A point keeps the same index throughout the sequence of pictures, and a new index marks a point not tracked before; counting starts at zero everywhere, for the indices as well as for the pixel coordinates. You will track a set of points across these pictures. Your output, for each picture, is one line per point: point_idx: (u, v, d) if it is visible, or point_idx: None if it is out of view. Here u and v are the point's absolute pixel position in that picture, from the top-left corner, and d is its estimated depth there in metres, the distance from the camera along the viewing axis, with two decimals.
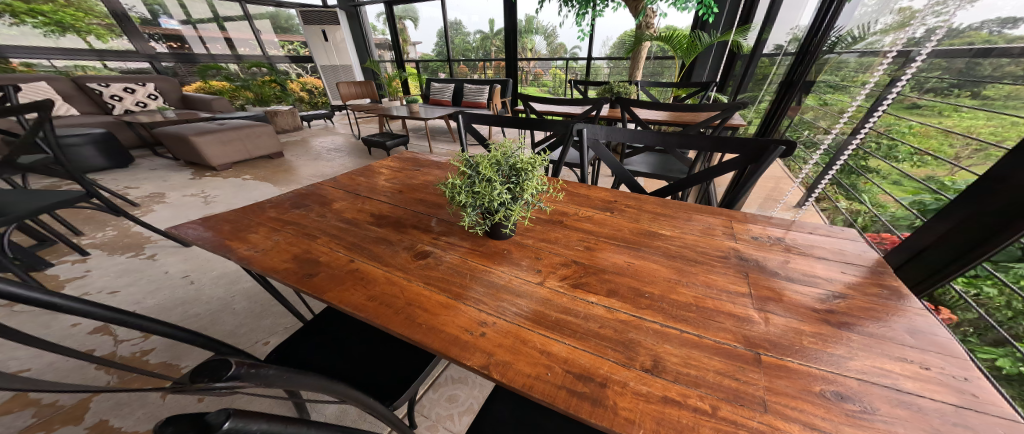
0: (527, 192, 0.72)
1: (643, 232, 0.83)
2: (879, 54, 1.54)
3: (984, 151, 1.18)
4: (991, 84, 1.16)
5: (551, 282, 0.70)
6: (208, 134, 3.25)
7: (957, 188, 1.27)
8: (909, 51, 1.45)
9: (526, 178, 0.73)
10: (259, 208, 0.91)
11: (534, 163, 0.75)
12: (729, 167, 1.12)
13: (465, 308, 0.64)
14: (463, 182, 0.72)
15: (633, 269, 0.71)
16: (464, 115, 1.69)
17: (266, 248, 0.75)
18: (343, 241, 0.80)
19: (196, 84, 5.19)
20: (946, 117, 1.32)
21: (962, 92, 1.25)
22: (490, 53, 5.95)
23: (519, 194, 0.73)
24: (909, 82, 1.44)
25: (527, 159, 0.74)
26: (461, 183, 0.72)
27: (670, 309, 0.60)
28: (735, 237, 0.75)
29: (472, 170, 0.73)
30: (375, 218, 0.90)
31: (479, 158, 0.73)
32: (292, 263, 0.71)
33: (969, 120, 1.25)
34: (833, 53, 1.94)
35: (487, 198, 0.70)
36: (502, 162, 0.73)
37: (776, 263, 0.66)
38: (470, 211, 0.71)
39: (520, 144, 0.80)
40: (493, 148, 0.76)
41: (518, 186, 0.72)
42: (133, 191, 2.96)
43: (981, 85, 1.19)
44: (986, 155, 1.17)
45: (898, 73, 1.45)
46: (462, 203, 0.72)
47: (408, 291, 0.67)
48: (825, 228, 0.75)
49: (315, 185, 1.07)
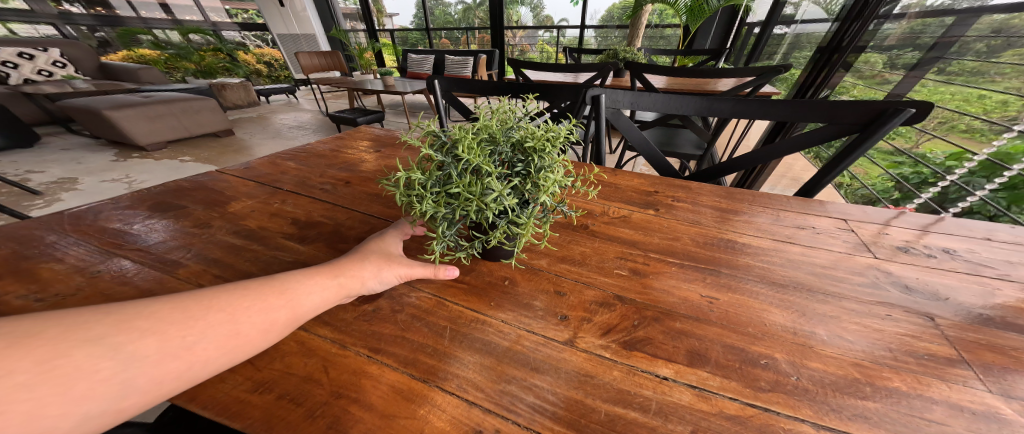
0: (548, 191, 0.40)
1: (716, 241, 0.54)
2: (902, 17, 1.46)
3: (949, 122, 1.35)
4: (954, 61, 1.28)
5: (586, 341, 0.40)
6: (129, 108, 2.67)
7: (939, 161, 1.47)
8: (924, 14, 1.40)
9: (542, 165, 0.42)
10: (92, 214, 0.55)
11: (553, 139, 0.44)
12: (809, 144, 0.80)
13: (439, 401, 0.34)
14: (432, 175, 0.38)
15: (720, 311, 0.42)
16: (441, 81, 1.31)
17: (59, 295, 0.39)
18: (229, 272, 0.45)
19: (123, 53, 4.39)
20: (917, 92, 1.40)
21: (970, 62, 1.24)
22: (473, 25, 5.38)
23: (533, 198, 0.42)
24: (934, 46, 1.34)
25: (541, 132, 0.43)
26: (425, 178, 0.38)
27: (821, 391, 0.32)
28: (873, 250, 0.49)
29: (446, 152, 0.41)
30: (297, 226, 0.56)
31: (458, 132, 0.41)
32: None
33: (936, 94, 1.36)
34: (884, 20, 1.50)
35: (470, 206, 0.38)
36: (498, 138, 0.42)
37: (971, 297, 0.40)
38: (440, 227, 0.38)
39: (525, 111, 0.50)
40: (480, 116, 0.45)
41: (530, 183, 0.41)
42: (37, 176, 2.43)
43: (978, 51, 1.22)
44: (950, 126, 1.37)
45: (929, 39, 1.36)
46: (426, 215, 0.40)
47: (340, 368, 0.38)
48: (1004, 230, 0.50)
49: (211, 176, 0.70)
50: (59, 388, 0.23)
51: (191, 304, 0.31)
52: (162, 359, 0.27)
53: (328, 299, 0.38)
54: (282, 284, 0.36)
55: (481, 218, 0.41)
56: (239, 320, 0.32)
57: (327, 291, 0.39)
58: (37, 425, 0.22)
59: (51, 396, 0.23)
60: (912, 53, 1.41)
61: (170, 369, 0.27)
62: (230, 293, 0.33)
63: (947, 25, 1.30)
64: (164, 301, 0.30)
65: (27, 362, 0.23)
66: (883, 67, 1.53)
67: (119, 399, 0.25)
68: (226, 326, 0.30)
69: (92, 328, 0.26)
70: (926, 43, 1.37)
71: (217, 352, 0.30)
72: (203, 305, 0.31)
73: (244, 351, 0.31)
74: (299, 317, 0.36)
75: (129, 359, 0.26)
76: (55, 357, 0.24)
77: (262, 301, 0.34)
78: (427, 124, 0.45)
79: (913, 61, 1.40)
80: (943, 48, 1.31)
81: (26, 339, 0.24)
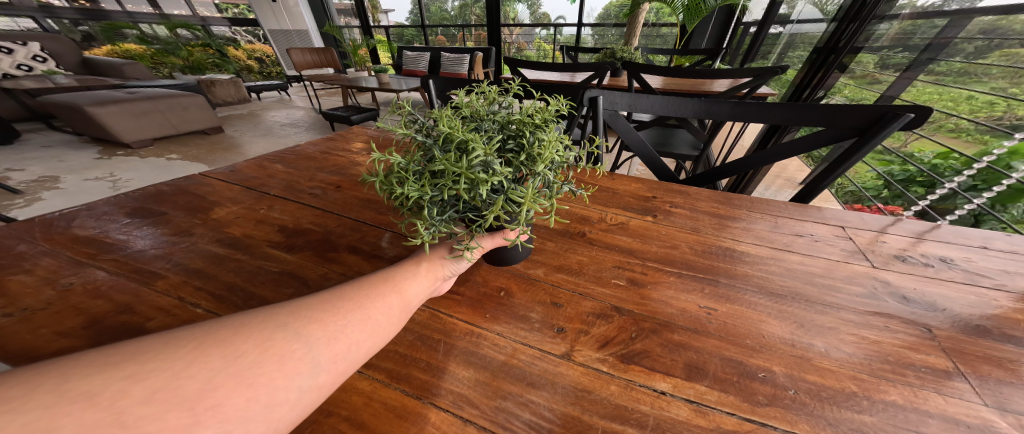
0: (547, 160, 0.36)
1: (714, 249, 0.54)
2: (899, 17, 1.44)
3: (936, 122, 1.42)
4: (942, 62, 1.32)
5: (583, 355, 0.39)
6: (112, 104, 2.59)
7: (927, 158, 1.53)
8: (919, 15, 1.39)
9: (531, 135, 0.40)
10: (66, 221, 0.53)
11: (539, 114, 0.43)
12: (806, 147, 0.80)
13: (434, 419, 0.32)
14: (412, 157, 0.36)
15: (718, 323, 0.42)
16: (435, 81, 1.28)
17: (30, 309, 0.37)
18: (211, 284, 0.43)
19: (106, 47, 4.26)
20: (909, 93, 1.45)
21: (959, 63, 1.27)
22: (469, 22, 5.32)
23: (528, 171, 0.38)
24: (928, 46, 1.35)
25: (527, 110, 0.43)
26: (405, 161, 0.36)
27: (818, 404, 0.31)
28: (869, 258, 0.49)
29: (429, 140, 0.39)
30: (283, 234, 0.54)
31: (438, 113, 0.41)
32: (84, 334, 0.35)
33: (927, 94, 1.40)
34: (885, 21, 1.47)
35: (459, 184, 0.34)
36: (483, 117, 0.43)
37: (968, 308, 0.40)
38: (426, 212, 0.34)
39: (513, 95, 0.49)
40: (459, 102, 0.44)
41: (524, 155, 0.37)
42: (15, 174, 2.35)
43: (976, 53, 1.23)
44: (938, 127, 1.42)
45: (923, 41, 1.37)
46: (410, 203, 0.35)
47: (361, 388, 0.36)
48: (997, 238, 0.51)
49: (194, 179, 0.68)
50: (276, 366, 0.24)
51: (326, 295, 0.31)
52: (330, 337, 0.27)
53: (427, 285, 0.38)
54: (388, 274, 0.36)
55: (474, 199, 0.35)
56: (371, 304, 0.32)
57: (426, 273, 0.38)
58: (274, 397, 0.23)
59: (273, 372, 0.23)
60: (908, 54, 1.42)
61: (341, 346, 0.27)
62: (351, 284, 0.33)
63: (941, 26, 1.31)
64: (305, 298, 0.30)
65: (242, 349, 0.24)
66: (879, 67, 1.54)
67: (316, 375, 0.25)
68: (362, 309, 0.30)
69: (268, 322, 0.27)
70: (926, 43, 1.36)
71: (366, 333, 0.30)
72: (338, 294, 0.31)
73: (385, 331, 0.31)
74: (411, 302, 0.35)
75: (309, 340, 0.26)
76: (260, 344, 0.24)
77: (378, 288, 0.33)
78: (411, 115, 0.44)
79: (905, 61, 1.44)
80: (945, 49, 1.31)
81: (232, 331, 0.25)
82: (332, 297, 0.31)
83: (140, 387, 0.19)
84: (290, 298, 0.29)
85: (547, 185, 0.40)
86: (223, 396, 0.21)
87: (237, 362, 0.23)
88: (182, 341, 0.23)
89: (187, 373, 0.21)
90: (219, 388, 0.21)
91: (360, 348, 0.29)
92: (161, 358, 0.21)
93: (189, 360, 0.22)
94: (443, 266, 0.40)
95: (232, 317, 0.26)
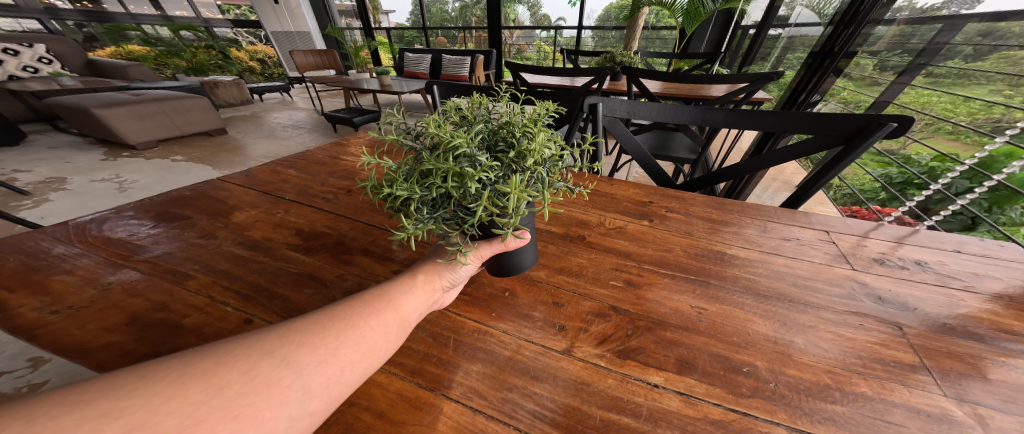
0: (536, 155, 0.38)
1: (706, 252, 0.57)
2: (894, 22, 1.47)
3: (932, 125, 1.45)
4: (937, 66, 1.36)
5: (582, 351, 0.42)
6: (118, 106, 2.62)
7: (921, 161, 1.57)
8: (913, 20, 1.43)
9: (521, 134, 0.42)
10: (98, 224, 0.56)
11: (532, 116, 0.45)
12: (797, 154, 0.83)
13: (446, 409, 0.36)
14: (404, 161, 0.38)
15: (708, 322, 0.45)
16: (439, 85, 1.31)
17: (74, 307, 0.40)
18: (237, 284, 0.46)
19: (110, 49, 4.29)
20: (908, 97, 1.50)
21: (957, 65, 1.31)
22: (470, 23, 5.35)
23: (518, 169, 0.40)
24: (925, 49, 1.39)
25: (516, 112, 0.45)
26: (396, 165, 0.38)
27: (796, 396, 0.35)
28: (851, 261, 0.52)
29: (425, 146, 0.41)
30: (300, 237, 0.57)
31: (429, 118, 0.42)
32: (127, 330, 0.38)
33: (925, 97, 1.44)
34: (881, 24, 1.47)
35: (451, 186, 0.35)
36: (473, 119, 0.45)
37: (937, 307, 0.44)
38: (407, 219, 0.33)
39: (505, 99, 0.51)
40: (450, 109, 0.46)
41: (514, 153, 0.38)
42: (24, 175, 2.39)
43: (971, 56, 1.27)
44: (936, 130, 1.44)
45: (919, 45, 1.41)
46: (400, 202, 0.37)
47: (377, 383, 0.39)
48: (972, 242, 0.54)
49: (213, 184, 0.71)
50: (263, 395, 0.24)
51: (318, 317, 0.31)
52: (322, 361, 0.28)
53: (423, 301, 0.38)
54: (383, 290, 0.36)
55: (464, 200, 0.37)
56: (365, 323, 0.32)
57: (422, 291, 0.38)
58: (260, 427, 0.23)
59: (261, 402, 0.24)
60: (906, 57, 1.46)
61: (332, 370, 0.28)
62: (344, 303, 0.34)
63: (937, 30, 1.35)
64: (296, 320, 0.31)
65: (226, 378, 0.24)
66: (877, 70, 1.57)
67: (306, 401, 0.26)
68: (356, 330, 0.31)
69: (255, 348, 0.27)
70: (921, 47, 1.40)
71: (360, 353, 0.30)
72: (329, 315, 0.31)
73: (380, 349, 0.32)
74: (406, 318, 0.36)
75: (299, 366, 0.27)
76: (244, 372, 0.25)
77: (373, 305, 0.34)
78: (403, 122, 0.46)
79: (903, 65, 1.47)
80: (942, 52, 1.34)
81: (214, 360, 0.25)
82: (324, 319, 0.31)
83: (117, 424, 0.20)
84: (283, 321, 0.30)
85: (539, 181, 0.42)
86: (207, 429, 0.22)
87: (221, 394, 0.23)
88: (158, 374, 0.23)
89: (166, 408, 0.21)
90: (203, 421, 0.22)
91: (356, 370, 0.30)
92: (137, 393, 0.22)
93: (170, 394, 0.22)
94: (439, 280, 0.41)
95: (216, 344, 0.27)
